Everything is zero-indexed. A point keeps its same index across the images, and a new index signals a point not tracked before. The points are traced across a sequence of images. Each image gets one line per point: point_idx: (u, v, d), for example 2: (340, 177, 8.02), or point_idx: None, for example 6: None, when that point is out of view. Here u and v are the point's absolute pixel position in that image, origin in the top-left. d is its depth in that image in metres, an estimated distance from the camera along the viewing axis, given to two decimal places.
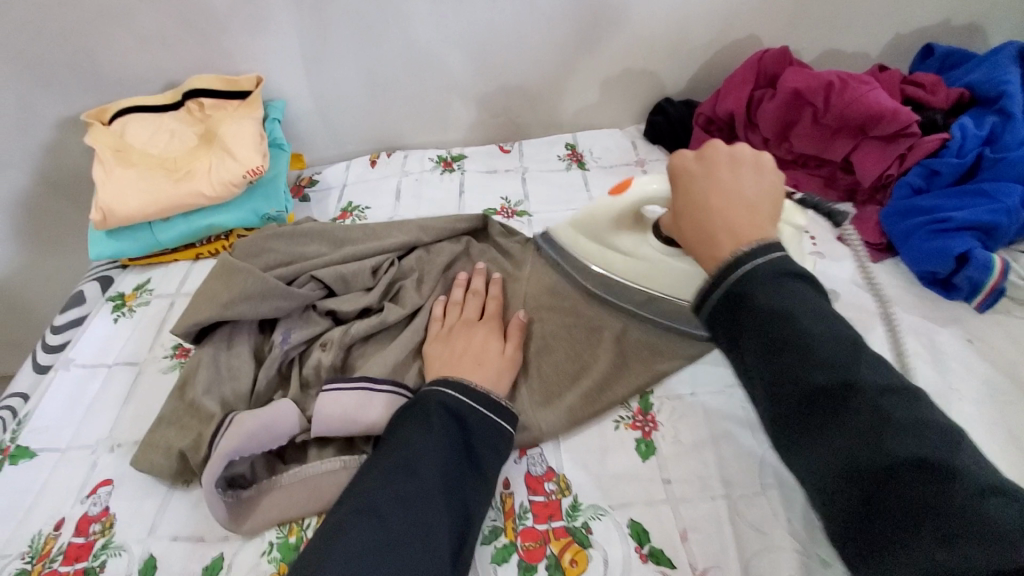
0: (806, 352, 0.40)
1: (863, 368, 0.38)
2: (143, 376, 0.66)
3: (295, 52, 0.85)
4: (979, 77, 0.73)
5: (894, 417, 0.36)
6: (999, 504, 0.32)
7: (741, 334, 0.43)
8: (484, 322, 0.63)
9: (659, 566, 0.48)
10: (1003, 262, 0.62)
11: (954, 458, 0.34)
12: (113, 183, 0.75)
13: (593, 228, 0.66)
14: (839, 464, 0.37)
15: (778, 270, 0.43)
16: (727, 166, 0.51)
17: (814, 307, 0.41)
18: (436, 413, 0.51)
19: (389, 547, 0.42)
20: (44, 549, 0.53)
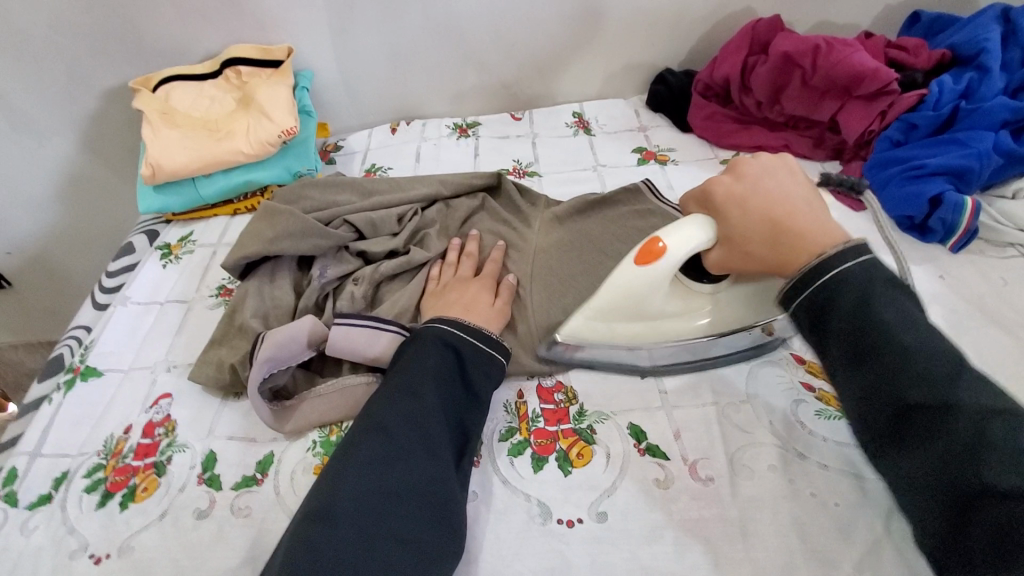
0: (904, 367, 0.42)
1: (963, 390, 0.40)
2: (192, 311, 0.74)
3: (323, 24, 0.92)
4: (962, 37, 0.79)
5: (994, 442, 0.38)
6: None
7: (829, 337, 0.46)
8: (477, 279, 0.67)
9: (655, 458, 0.55)
10: (975, 204, 0.68)
11: None
12: (162, 141, 0.82)
13: (631, 306, 0.57)
14: (930, 473, 0.40)
15: (872, 278, 0.46)
16: (765, 176, 0.54)
17: (912, 320, 0.44)
18: (434, 346, 0.56)
19: (407, 451, 0.48)
20: (116, 448, 0.60)
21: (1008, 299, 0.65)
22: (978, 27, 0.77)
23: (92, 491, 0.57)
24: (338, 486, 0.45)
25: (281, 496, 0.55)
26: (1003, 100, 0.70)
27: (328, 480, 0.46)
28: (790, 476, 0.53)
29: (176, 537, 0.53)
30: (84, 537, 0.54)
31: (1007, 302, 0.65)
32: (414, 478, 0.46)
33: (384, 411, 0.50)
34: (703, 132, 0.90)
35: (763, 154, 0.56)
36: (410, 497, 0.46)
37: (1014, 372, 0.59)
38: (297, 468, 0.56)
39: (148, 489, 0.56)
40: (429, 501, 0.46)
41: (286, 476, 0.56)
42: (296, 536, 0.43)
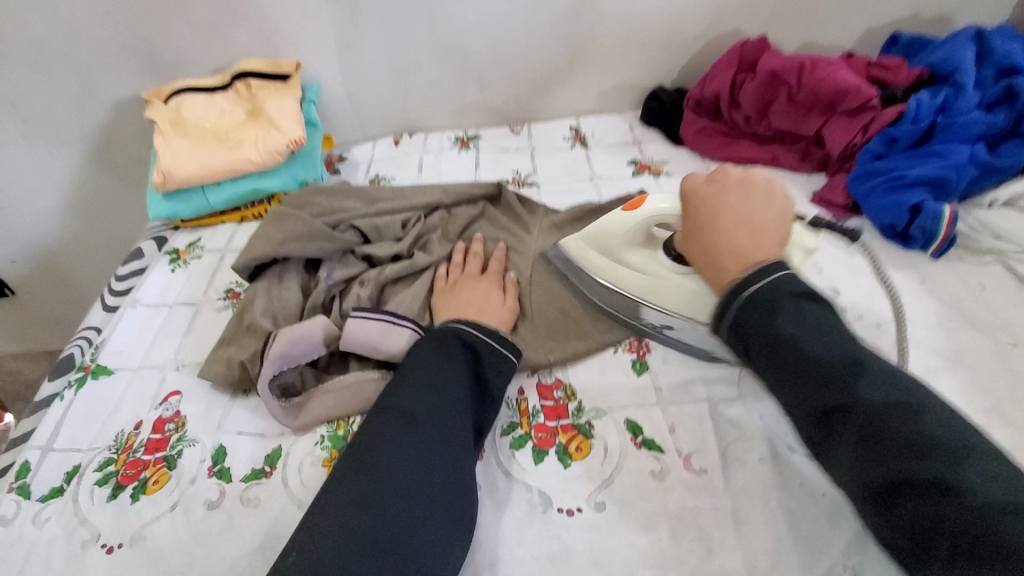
0: (810, 374, 0.45)
1: (860, 387, 0.43)
2: (200, 313, 0.76)
3: (331, 40, 0.96)
4: (938, 57, 0.83)
5: (892, 434, 0.40)
6: (1016, 522, 0.34)
7: (753, 355, 0.50)
8: (485, 277, 0.70)
9: (651, 451, 0.57)
10: (952, 212, 0.71)
11: (955, 474, 0.37)
12: (173, 150, 0.85)
13: (604, 242, 0.71)
14: (849, 478, 0.42)
15: (778, 294, 0.50)
16: (739, 191, 0.60)
17: (818, 328, 0.47)
18: (456, 347, 0.57)
19: (431, 444, 0.49)
20: (127, 443, 0.62)
21: (986, 302, 0.69)
22: (953, 48, 0.82)
23: (103, 484, 0.58)
24: (366, 479, 0.46)
25: (289, 487, 0.56)
26: (978, 114, 0.74)
27: (358, 470, 0.47)
28: (781, 468, 0.55)
29: (187, 527, 0.54)
30: (95, 528, 0.55)
31: (986, 305, 0.68)
32: (441, 474, 0.48)
33: (406, 403, 0.52)
34: (695, 145, 0.93)
35: (758, 174, 0.61)
36: (437, 483, 0.47)
37: (991, 371, 0.62)
38: (305, 460, 0.58)
39: (158, 482, 0.58)
40: (455, 490, 0.48)
41: (294, 469, 0.57)
42: (332, 521, 0.44)
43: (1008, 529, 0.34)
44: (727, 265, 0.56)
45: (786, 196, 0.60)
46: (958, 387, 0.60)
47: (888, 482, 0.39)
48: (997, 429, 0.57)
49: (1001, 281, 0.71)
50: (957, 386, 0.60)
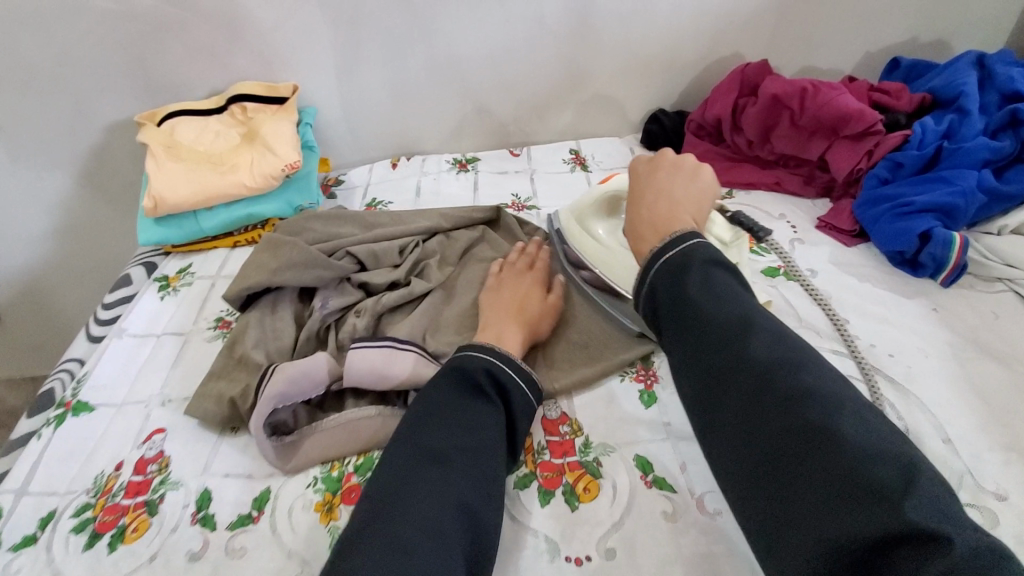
0: (706, 334, 0.45)
1: (754, 345, 0.43)
2: (189, 343, 0.73)
3: (328, 64, 0.94)
4: (940, 82, 0.82)
5: (780, 388, 0.41)
6: (883, 467, 0.35)
7: (662, 320, 0.50)
8: (531, 275, 0.72)
9: (662, 491, 0.55)
10: (963, 240, 0.70)
11: (835, 424, 0.38)
12: (165, 175, 0.83)
13: (579, 210, 0.77)
14: (735, 435, 0.42)
15: (688, 261, 0.50)
16: (666, 172, 0.62)
17: (718, 290, 0.47)
18: (487, 384, 0.54)
19: (459, 486, 0.46)
20: (106, 486, 0.58)
21: (1000, 332, 0.67)
22: (955, 73, 0.81)
23: (80, 531, 0.55)
24: (395, 521, 0.43)
25: (279, 534, 0.53)
26: (983, 140, 0.73)
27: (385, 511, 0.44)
28: None
29: None
30: None
31: (999, 334, 0.67)
32: (473, 517, 0.45)
33: (433, 438, 0.49)
34: None
35: (689, 159, 0.64)
36: (466, 526, 0.45)
37: (1009, 404, 0.60)
38: (296, 504, 0.55)
39: (138, 530, 0.54)
40: (482, 533, 0.46)
41: (284, 514, 0.54)
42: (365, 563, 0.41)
43: (880, 475, 0.35)
44: (644, 235, 0.56)
45: (711, 181, 0.62)
46: (978, 422, 0.58)
47: (777, 439, 0.39)
48: (1018, 465, 0.55)
49: (1014, 309, 0.69)
50: (973, 420, 0.58)
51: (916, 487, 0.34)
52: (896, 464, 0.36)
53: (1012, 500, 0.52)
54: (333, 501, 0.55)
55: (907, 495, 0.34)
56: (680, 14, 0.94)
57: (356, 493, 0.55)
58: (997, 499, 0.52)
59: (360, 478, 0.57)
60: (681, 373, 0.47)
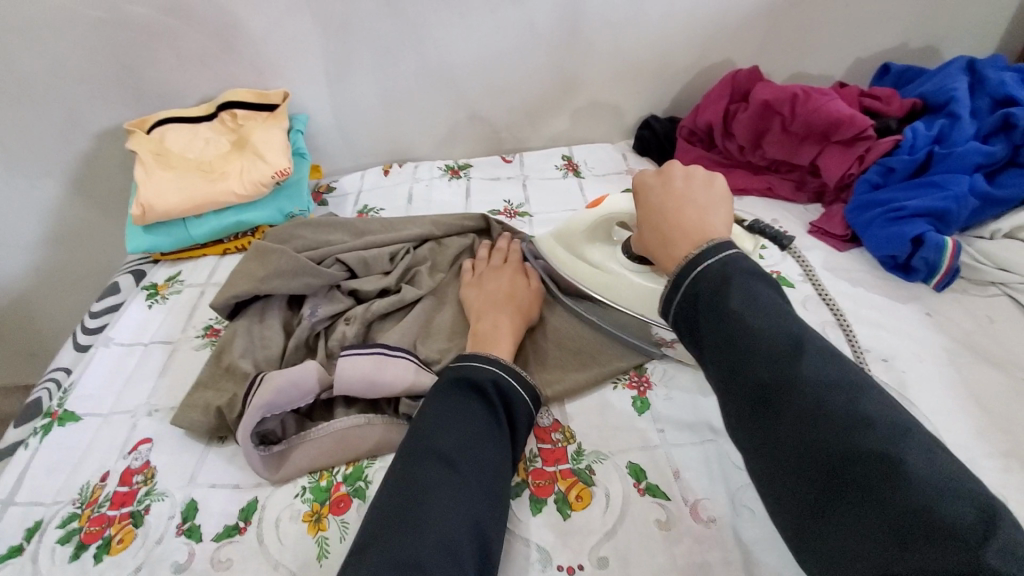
0: (751, 351, 0.42)
1: (804, 365, 0.41)
2: (177, 352, 0.72)
3: (320, 71, 0.94)
4: (931, 88, 0.82)
5: (834, 412, 0.38)
6: (953, 501, 0.33)
7: (700, 333, 0.47)
8: (508, 266, 0.73)
9: (655, 498, 0.54)
10: (955, 244, 0.70)
11: (898, 454, 0.36)
12: (154, 183, 0.83)
13: (567, 237, 0.73)
14: (786, 458, 0.39)
15: (729, 273, 0.47)
16: (681, 178, 0.59)
17: (763, 303, 0.44)
18: (492, 394, 0.53)
19: (474, 497, 0.46)
20: (92, 496, 0.57)
21: (995, 336, 0.67)
22: (945, 78, 0.81)
23: (66, 542, 0.54)
24: (412, 536, 0.42)
25: (265, 545, 0.52)
26: (975, 144, 0.73)
27: (403, 524, 0.43)
28: None
29: None
30: None
31: (995, 339, 0.66)
32: (482, 528, 0.45)
33: (445, 446, 0.48)
34: None
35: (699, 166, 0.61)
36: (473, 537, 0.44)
37: (1005, 409, 0.59)
38: (283, 515, 0.54)
39: (124, 541, 0.53)
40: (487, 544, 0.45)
41: (271, 525, 0.53)
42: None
43: (952, 511, 0.33)
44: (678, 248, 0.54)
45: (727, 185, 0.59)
46: (975, 428, 0.57)
47: (835, 467, 0.37)
48: (1016, 471, 0.54)
49: (1009, 313, 0.69)
50: (970, 425, 0.58)
51: (995, 525, 0.32)
52: (968, 499, 0.33)
53: (1010, 506, 0.51)
54: (321, 511, 0.54)
55: (985, 533, 0.32)
56: (672, 20, 0.94)
57: (344, 503, 0.54)
58: None
59: (349, 488, 0.55)
60: (723, 389, 0.44)
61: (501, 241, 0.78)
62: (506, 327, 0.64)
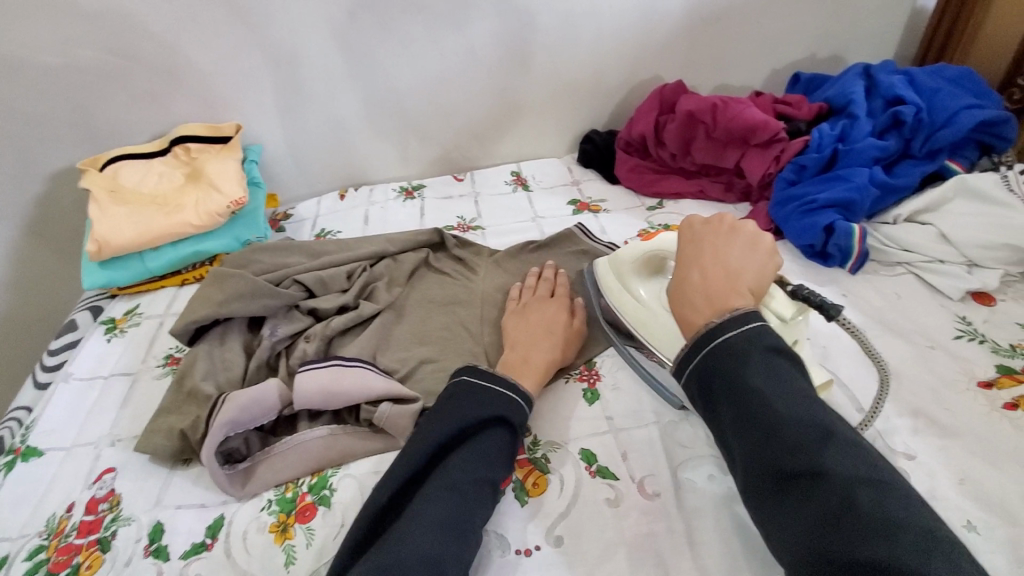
0: (779, 437, 0.43)
1: (829, 458, 0.41)
2: (138, 382, 0.73)
3: (272, 104, 0.98)
4: (833, 93, 0.91)
5: (860, 509, 0.39)
6: None
7: (721, 406, 0.47)
8: (555, 299, 0.74)
9: (605, 478, 0.59)
10: (862, 230, 0.78)
11: (925, 560, 0.36)
12: (108, 219, 0.84)
13: (619, 265, 0.72)
14: (808, 549, 0.40)
15: (751, 348, 0.47)
16: (721, 237, 0.59)
17: (786, 386, 0.45)
18: (496, 445, 0.54)
19: (449, 541, 0.47)
20: (59, 527, 0.58)
21: (903, 311, 0.74)
22: (845, 83, 0.90)
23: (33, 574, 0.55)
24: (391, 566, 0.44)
25: (233, 557, 0.54)
26: (871, 141, 0.81)
27: (381, 562, 0.44)
28: (728, 482, 0.57)
29: None
30: None
31: (902, 313, 0.74)
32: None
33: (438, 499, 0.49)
34: (629, 183, 0.98)
35: (749, 227, 0.59)
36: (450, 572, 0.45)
37: (913, 374, 0.67)
38: (250, 528, 0.56)
39: (92, 567, 0.54)
40: None
41: (238, 538, 0.55)
42: None
43: None
44: (700, 309, 0.52)
45: (771, 251, 0.58)
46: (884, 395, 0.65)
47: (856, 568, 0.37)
48: (924, 429, 0.61)
49: (914, 290, 0.77)
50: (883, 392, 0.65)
51: None
52: None
53: (913, 459, 0.59)
54: (288, 521, 0.56)
55: None
56: (601, 41, 1.01)
57: (310, 511, 0.57)
58: (906, 459, 0.59)
59: (314, 497, 0.58)
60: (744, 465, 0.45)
61: (549, 274, 0.78)
62: (535, 366, 0.65)
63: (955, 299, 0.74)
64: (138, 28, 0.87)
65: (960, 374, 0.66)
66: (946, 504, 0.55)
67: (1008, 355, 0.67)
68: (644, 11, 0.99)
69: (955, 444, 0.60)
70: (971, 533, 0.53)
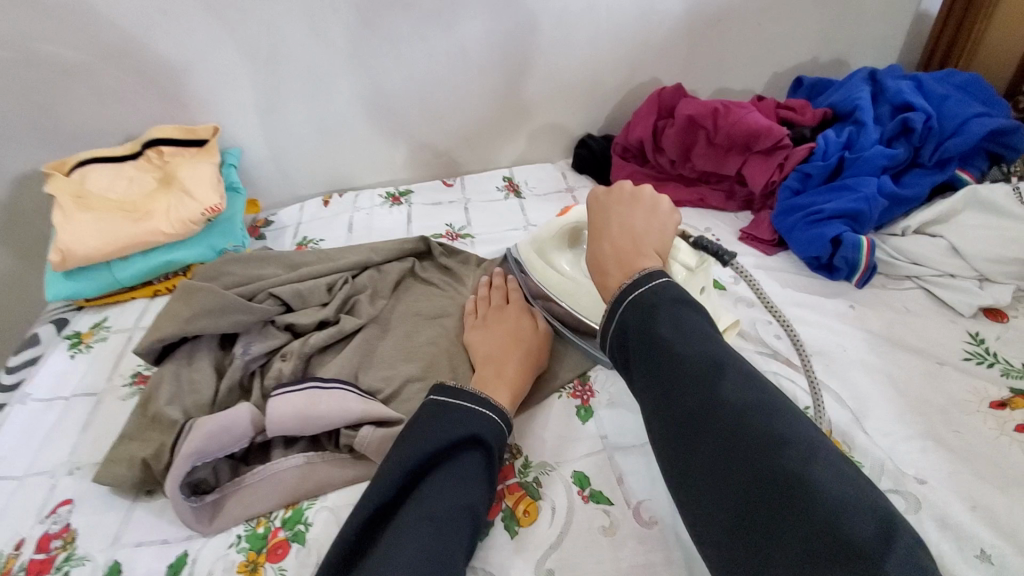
0: (679, 375, 0.42)
1: (723, 388, 0.40)
2: (101, 404, 0.68)
3: (250, 106, 0.93)
4: (839, 98, 0.88)
5: (752, 432, 0.38)
6: (859, 517, 0.33)
7: (631, 356, 0.46)
8: (512, 306, 0.71)
9: (600, 504, 0.55)
10: (870, 242, 0.74)
11: (808, 472, 0.35)
12: (73, 227, 0.79)
13: (539, 243, 0.74)
14: (702, 476, 0.39)
15: (657, 300, 0.46)
16: (622, 204, 0.58)
17: (686, 328, 0.44)
18: (476, 463, 0.50)
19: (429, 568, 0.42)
20: (5, 568, 0.53)
21: (910, 324, 0.71)
22: (850, 89, 0.87)
23: None
24: None
25: None
26: (880, 148, 0.78)
27: None
28: None
29: None
30: None
31: (910, 326, 0.71)
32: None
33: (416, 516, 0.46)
34: None
35: (646, 190, 0.59)
36: None
37: (921, 391, 0.63)
38: (215, 567, 0.51)
39: None
40: None
41: None
42: None
43: (857, 530, 0.33)
44: (614, 277, 0.51)
45: (670, 213, 0.58)
46: (895, 414, 0.61)
47: (746, 486, 0.36)
48: (934, 452, 0.58)
49: (922, 303, 0.73)
50: (891, 411, 0.61)
51: (894, 545, 0.32)
52: (874, 516, 0.33)
53: (927, 485, 0.55)
54: (258, 559, 0.51)
55: (884, 551, 0.32)
56: (596, 42, 0.97)
57: (282, 549, 0.52)
58: (917, 482, 0.55)
59: (288, 533, 0.53)
60: (651, 413, 0.43)
61: (496, 279, 0.75)
62: (509, 379, 0.60)
63: (968, 315, 0.71)
64: (107, 24, 0.82)
65: (972, 392, 0.63)
66: (964, 533, 0.51)
67: (1020, 376, 0.63)
68: (641, 11, 0.95)
69: (969, 468, 0.56)
70: (986, 565, 0.49)
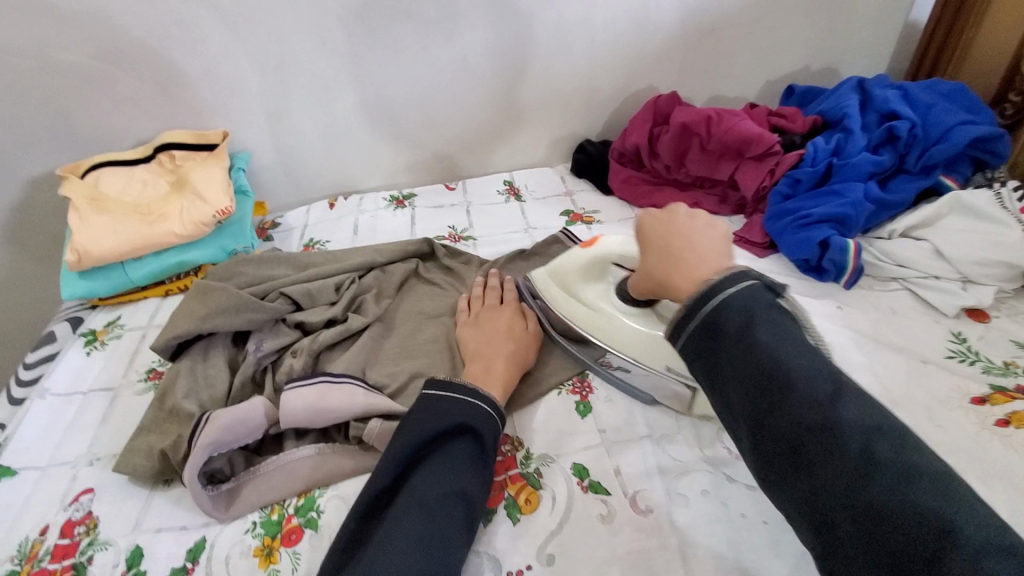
0: (789, 392, 0.38)
1: (842, 409, 0.37)
2: (118, 399, 0.70)
3: (259, 112, 0.96)
4: (828, 106, 0.91)
5: (880, 461, 0.34)
6: (1006, 562, 0.30)
7: (724, 366, 0.42)
8: (505, 306, 0.73)
9: (597, 494, 0.58)
10: (857, 244, 0.77)
11: (945, 508, 0.32)
12: (89, 228, 0.81)
13: (562, 276, 0.72)
14: (814, 500, 0.36)
15: (754, 307, 0.42)
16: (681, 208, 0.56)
17: (791, 341, 0.41)
18: (467, 450, 0.53)
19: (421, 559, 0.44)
20: (31, 552, 0.56)
21: (896, 324, 0.74)
22: (839, 97, 0.90)
23: None
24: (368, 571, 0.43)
25: None
26: (866, 155, 0.81)
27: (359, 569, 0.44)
28: (722, 499, 0.56)
29: None
30: None
31: (895, 326, 0.74)
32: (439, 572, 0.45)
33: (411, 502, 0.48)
34: (623, 194, 0.98)
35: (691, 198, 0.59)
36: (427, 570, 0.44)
37: (904, 388, 0.66)
38: (233, 551, 0.54)
39: None
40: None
41: (221, 562, 0.53)
42: None
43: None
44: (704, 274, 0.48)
45: None
46: None
47: (871, 516, 0.34)
48: None
49: (908, 305, 0.76)
50: None
51: None
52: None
53: None
54: (273, 544, 0.54)
55: None
56: (594, 51, 1.00)
57: (296, 534, 0.55)
58: None
59: (301, 519, 0.56)
60: (750, 428, 0.40)
61: (490, 279, 0.78)
62: (497, 375, 0.63)
63: (951, 315, 0.74)
64: (122, 33, 0.85)
65: (954, 388, 0.66)
66: None
67: (999, 374, 0.67)
68: (637, 22, 0.98)
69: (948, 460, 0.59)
70: None
